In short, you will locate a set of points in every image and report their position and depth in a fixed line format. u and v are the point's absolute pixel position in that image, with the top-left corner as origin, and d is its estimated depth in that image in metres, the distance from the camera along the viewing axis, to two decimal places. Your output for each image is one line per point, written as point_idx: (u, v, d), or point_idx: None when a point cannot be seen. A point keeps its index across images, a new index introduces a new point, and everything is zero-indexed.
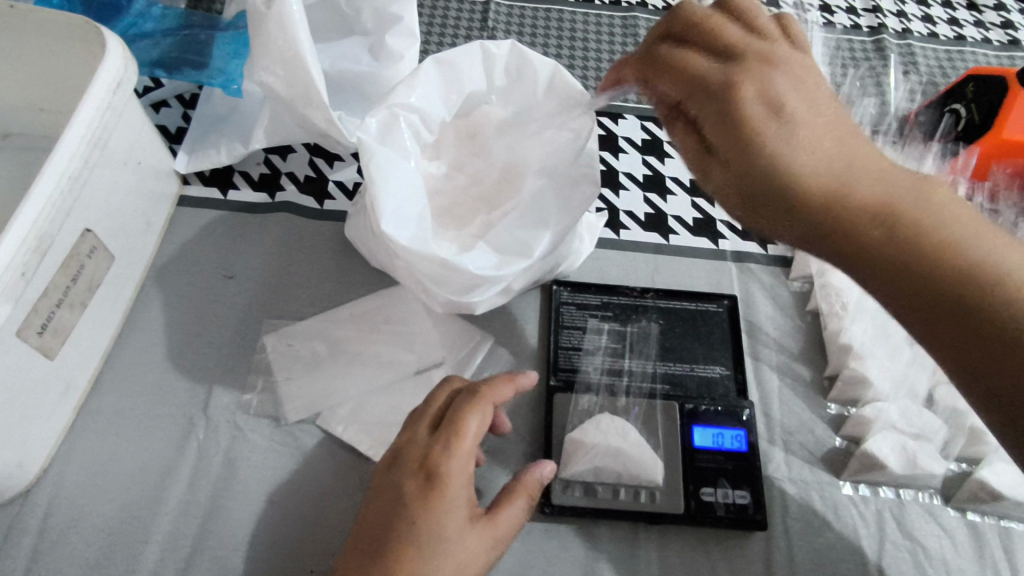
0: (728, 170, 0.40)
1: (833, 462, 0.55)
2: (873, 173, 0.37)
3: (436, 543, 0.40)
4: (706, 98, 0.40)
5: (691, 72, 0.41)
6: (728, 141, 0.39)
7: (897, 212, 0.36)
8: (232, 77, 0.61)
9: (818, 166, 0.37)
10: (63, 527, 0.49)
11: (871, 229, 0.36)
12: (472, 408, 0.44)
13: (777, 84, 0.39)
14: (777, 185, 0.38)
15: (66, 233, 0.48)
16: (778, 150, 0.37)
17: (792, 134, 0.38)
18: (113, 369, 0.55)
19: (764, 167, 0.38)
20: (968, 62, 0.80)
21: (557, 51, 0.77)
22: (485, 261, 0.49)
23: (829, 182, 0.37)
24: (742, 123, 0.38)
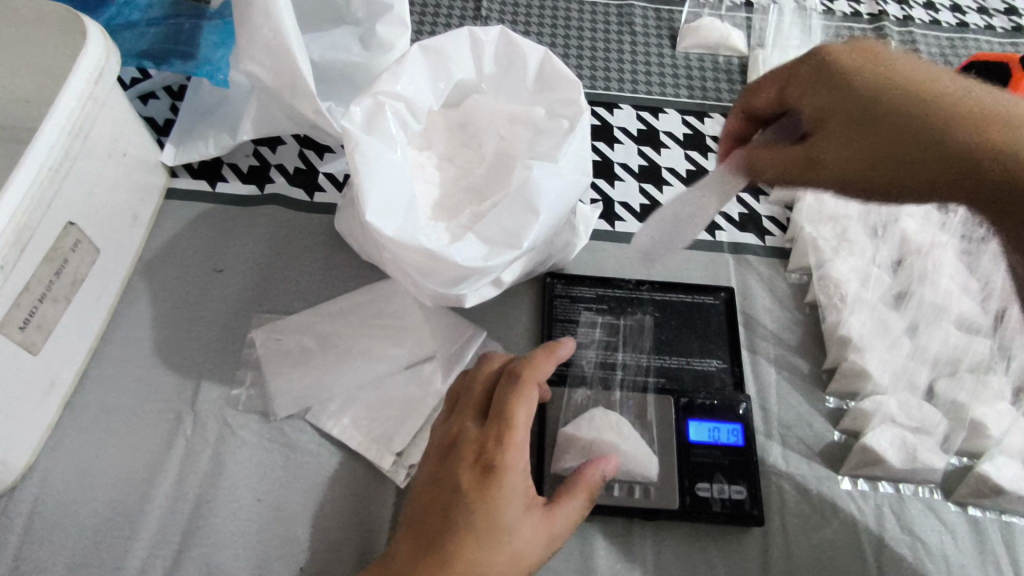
0: (839, 141, 0.41)
1: (831, 456, 0.54)
2: (987, 109, 0.39)
3: (496, 534, 0.40)
4: (822, 92, 0.43)
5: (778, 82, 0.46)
6: (831, 104, 0.43)
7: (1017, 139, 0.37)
8: (219, 66, 0.60)
9: (922, 111, 0.40)
10: (49, 524, 0.48)
11: (997, 161, 0.37)
12: (528, 396, 0.43)
13: (900, 72, 0.42)
14: (897, 135, 0.40)
15: (48, 226, 0.47)
16: (883, 97, 0.41)
17: (899, 96, 0.41)
18: (100, 364, 0.55)
19: (875, 111, 0.41)
20: (971, 49, 0.78)
21: (552, 39, 0.76)
22: (474, 250, 0.47)
23: (960, 128, 0.38)
24: (867, 100, 0.41)
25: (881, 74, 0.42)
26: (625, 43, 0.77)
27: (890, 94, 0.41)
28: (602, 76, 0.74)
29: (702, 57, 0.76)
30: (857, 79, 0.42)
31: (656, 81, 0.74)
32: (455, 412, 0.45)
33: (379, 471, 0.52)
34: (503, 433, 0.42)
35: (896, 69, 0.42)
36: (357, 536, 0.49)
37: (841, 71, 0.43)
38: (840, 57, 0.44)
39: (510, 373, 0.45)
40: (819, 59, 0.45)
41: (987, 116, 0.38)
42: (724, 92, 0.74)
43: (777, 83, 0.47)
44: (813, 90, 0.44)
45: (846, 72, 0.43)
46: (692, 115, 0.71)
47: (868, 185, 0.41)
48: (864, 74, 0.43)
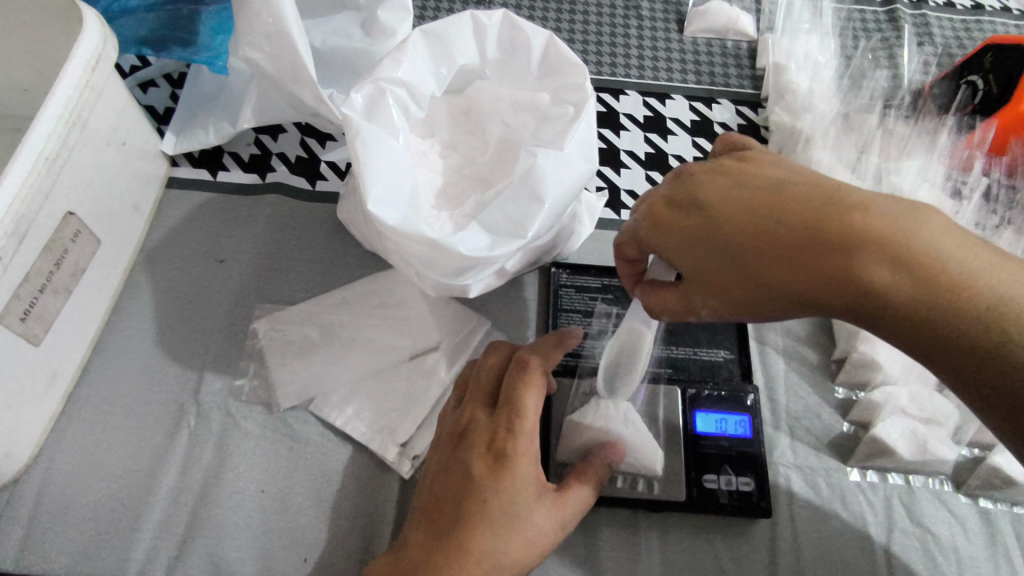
0: (702, 294, 0.40)
1: (840, 447, 0.54)
2: (824, 223, 0.35)
3: (510, 521, 0.39)
4: (669, 248, 0.41)
5: (644, 216, 0.42)
6: (689, 260, 0.40)
7: (858, 261, 0.34)
8: (218, 53, 0.59)
9: (755, 258, 0.37)
10: (53, 515, 0.48)
11: (843, 290, 0.35)
12: (538, 383, 0.43)
13: (716, 211, 0.39)
14: (744, 282, 0.38)
15: (47, 216, 0.46)
16: (735, 249, 0.38)
17: (728, 241, 0.38)
18: (103, 355, 0.54)
19: (731, 268, 0.38)
20: (986, 31, 0.76)
21: (557, 24, 0.75)
22: (478, 240, 0.46)
23: (795, 271, 0.36)
24: (706, 258, 0.39)
25: (705, 220, 0.39)
26: (631, 27, 0.75)
27: (721, 244, 0.38)
28: (608, 61, 0.72)
29: (710, 42, 0.75)
30: (688, 236, 0.40)
31: (663, 67, 0.72)
32: (465, 402, 0.45)
33: (383, 462, 0.52)
34: (514, 421, 0.41)
35: (721, 202, 0.39)
36: (360, 528, 0.49)
37: (672, 224, 0.40)
38: (670, 205, 0.41)
39: (520, 361, 0.44)
40: (651, 212, 0.42)
41: (826, 235, 0.35)
42: (732, 78, 0.72)
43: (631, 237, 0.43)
44: (661, 243, 0.41)
45: (676, 228, 0.40)
46: (700, 101, 0.70)
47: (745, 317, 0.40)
48: (714, 213, 0.39)
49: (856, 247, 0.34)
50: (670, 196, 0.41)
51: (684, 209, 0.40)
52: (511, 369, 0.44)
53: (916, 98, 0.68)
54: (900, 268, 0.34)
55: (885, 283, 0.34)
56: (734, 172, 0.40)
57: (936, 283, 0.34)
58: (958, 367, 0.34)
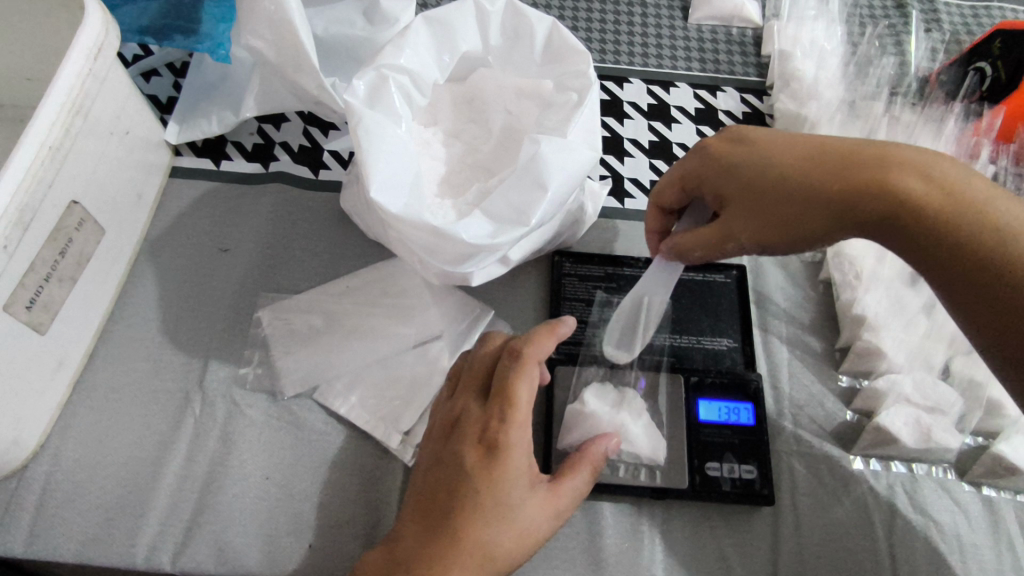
0: (743, 217, 0.44)
1: (843, 436, 0.54)
2: (864, 150, 0.42)
3: (502, 512, 0.40)
4: (716, 175, 0.46)
5: (691, 156, 0.48)
6: (734, 185, 0.45)
7: (893, 175, 0.40)
8: (220, 42, 0.59)
9: (802, 176, 0.42)
10: (61, 502, 0.48)
11: (880, 198, 0.40)
12: (531, 374, 0.42)
13: (761, 144, 0.45)
14: (787, 200, 0.43)
15: (52, 205, 0.47)
16: (780, 170, 0.43)
17: (773, 166, 0.43)
18: (108, 344, 0.54)
19: (775, 187, 0.43)
20: (995, 18, 0.75)
21: (560, 11, 0.74)
22: (481, 228, 0.46)
23: (841, 180, 0.41)
24: (753, 177, 0.44)
25: (752, 149, 0.45)
26: (635, 14, 0.75)
27: (768, 164, 0.44)
28: (611, 49, 0.72)
29: (714, 29, 0.74)
30: (737, 161, 0.45)
31: (667, 55, 0.72)
32: (457, 392, 0.45)
33: (386, 449, 0.52)
34: (507, 412, 0.41)
35: (763, 141, 0.45)
36: (364, 514, 0.49)
37: (721, 154, 0.46)
38: (717, 144, 0.47)
39: (512, 351, 0.44)
40: (701, 151, 0.47)
41: (864, 156, 0.42)
42: (737, 65, 0.72)
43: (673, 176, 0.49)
44: (708, 171, 0.46)
45: (724, 157, 0.46)
46: (704, 89, 0.70)
47: (780, 244, 0.44)
48: (759, 145, 0.45)
49: (891, 164, 0.41)
50: (714, 140, 0.48)
51: (730, 146, 0.46)
52: (503, 359, 0.43)
53: (923, 85, 0.67)
54: (930, 184, 0.40)
55: (919, 194, 0.40)
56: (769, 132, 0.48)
57: (960, 201, 0.39)
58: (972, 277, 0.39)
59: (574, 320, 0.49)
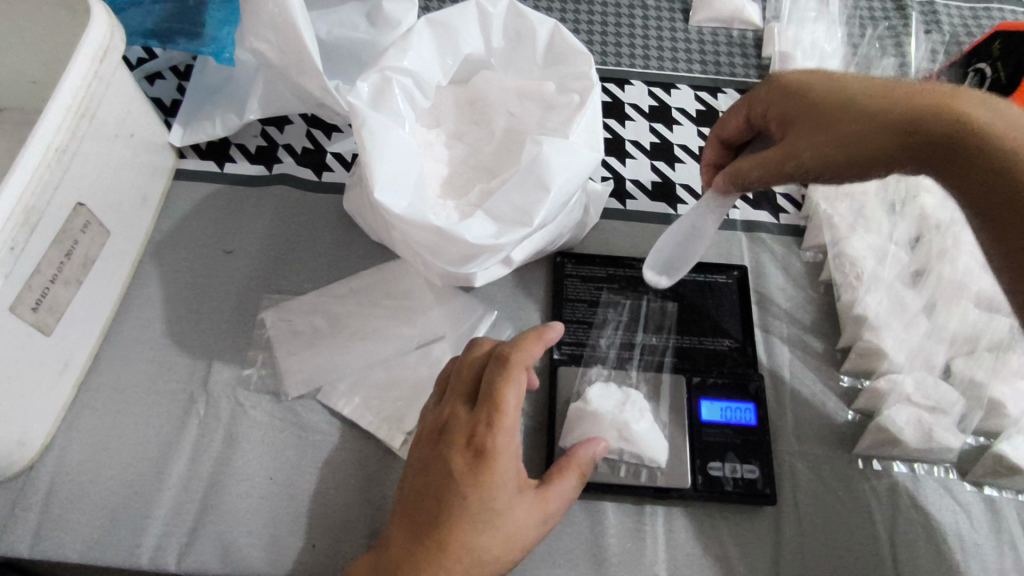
0: (801, 136, 0.42)
1: (846, 435, 0.54)
2: (936, 87, 0.40)
3: (489, 517, 0.40)
4: (782, 97, 0.45)
5: (760, 86, 0.48)
6: (796, 106, 0.44)
7: (964, 104, 0.37)
8: (224, 47, 0.60)
9: (866, 100, 0.40)
10: (66, 502, 0.49)
11: (949, 123, 0.37)
12: (519, 379, 0.42)
13: (829, 75, 0.45)
14: (846, 120, 0.41)
15: (57, 208, 0.47)
16: (844, 92, 0.42)
17: (841, 90, 0.42)
18: (113, 345, 0.55)
19: (835, 105, 0.42)
20: (995, 19, 0.75)
21: (562, 14, 0.74)
22: (485, 229, 0.47)
23: (902, 99, 0.39)
24: (814, 97, 0.43)
25: (823, 76, 0.44)
26: (637, 17, 0.75)
27: (829, 89, 0.43)
28: (613, 51, 0.72)
29: (715, 31, 0.74)
30: (802, 82, 0.44)
31: (668, 57, 0.72)
32: (446, 397, 0.45)
33: (389, 450, 0.52)
34: (494, 417, 0.41)
35: (835, 73, 0.44)
36: (368, 513, 0.50)
37: (791, 80, 0.45)
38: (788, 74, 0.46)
39: (500, 355, 0.43)
40: (772, 80, 0.47)
41: (936, 91, 0.39)
42: (738, 67, 0.72)
43: (745, 104, 0.49)
44: (774, 96, 0.46)
45: (793, 82, 0.45)
46: (705, 90, 0.70)
47: (832, 174, 0.41)
48: (831, 74, 0.44)
49: (966, 98, 0.38)
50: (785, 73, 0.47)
51: (800, 73, 0.45)
52: (490, 365, 0.43)
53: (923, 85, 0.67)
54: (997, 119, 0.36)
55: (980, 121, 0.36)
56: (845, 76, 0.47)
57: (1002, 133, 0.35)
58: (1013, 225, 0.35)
59: (563, 325, 0.49)
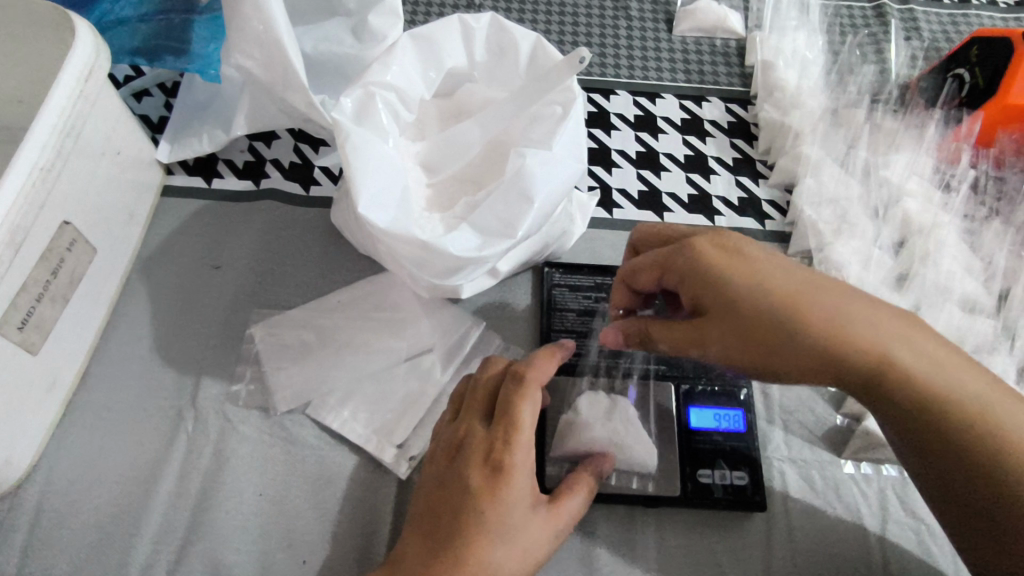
0: (727, 337, 0.42)
1: (834, 440, 0.54)
2: (820, 306, 0.41)
3: (506, 534, 0.40)
4: (700, 283, 0.42)
5: (694, 255, 0.43)
6: (718, 306, 0.42)
7: (864, 347, 0.40)
8: (211, 62, 0.60)
9: (788, 316, 0.40)
10: (54, 522, 0.48)
11: (850, 359, 0.40)
12: (534, 397, 0.43)
13: (753, 256, 0.43)
14: (772, 348, 0.41)
15: (43, 226, 0.47)
16: (769, 287, 0.41)
17: (766, 295, 0.41)
18: (100, 363, 0.55)
19: (763, 306, 0.41)
20: (973, 25, 0.76)
21: (546, 26, 0.75)
22: (469, 241, 0.47)
23: (873, 337, 0.40)
24: (729, 281, 0.42)
25: (752, 264, 0.42)
26: (621, 28, 0.76)
27: (786, 286, 0.41)
28: (599, 62, 0.73)
29: (698, 41, 0.75)
30: (720, 266, 0.42)
31: (652, 67, 0.73)
32: (461, 413, 0.45)
33: (379, 463, 0.52)
34: (510, 433, 0.41)
35: (750, 273, 0.42)
36: (358, 528, 0.49)
37: (708, 258, 0.43)
38: (714, 253, 0.43)
39: (515, 373, 0.44)
40: (691, 260, 0.43)
41: (828, 325, 0.40)
42: (721, 75, 0.73)
43: (656, 267, 0.46)
44: (686, 275, 0.43)
45: (713, 263, 0.42)
46: (690, 99, 0.71)
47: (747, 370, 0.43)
48: (753, 270, 0.42)
49: (848, 323, 0.40)
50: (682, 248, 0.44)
51: (703, 243, 0.43)
52: (507, 381, 0.44)
53: (903, 92, 0.68)
54: (923, 358, 0.40)
55: (913, 370, 0.40)
56: (752, 250, 0.43)
57: (983, 411, 0.39)
58: (964, 463, 0.39)
59: (571, 342, 0.51)
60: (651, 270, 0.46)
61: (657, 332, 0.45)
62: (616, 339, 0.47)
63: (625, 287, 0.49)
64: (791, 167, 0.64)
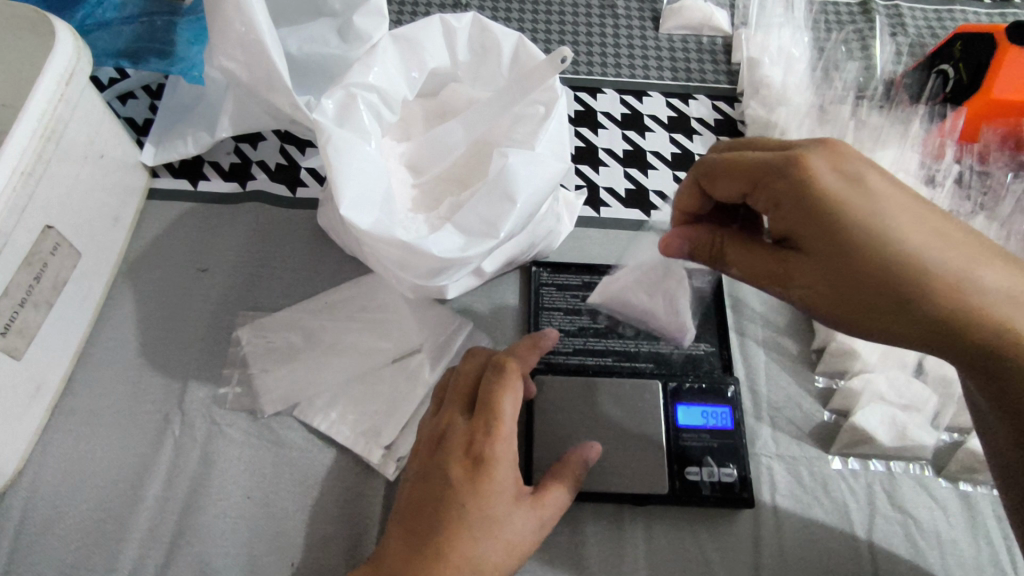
0: (813, 271, 0.41)
1: (822, 436, 0.54)
2: (940, 263, 0.38)
3: (488, 527, 0.40)
4: (800, 208, 0.40)
5: (800, 179, 0.40)
6: (818, 238, 0.40)
7: (977, 313, 0.37)
8: (193, 64, 0.59)
9: (896, 264, 0.38)
10: (40, 528, 0.48)
11: (957, 320, 0.38)
12: (516, 387, 0.43)
13: (873, 189, 0.39)
14: (868, 291, 0.39)
15: (25, 231, 0.47)
16: (882, 230, 0.38)
17: (875, 237, 0.38)
18: (87, 368, 0.54)
19: (871, 246, 0.38)
20: (958, 21, 0.77)
21: (532, 26, 0.75)
22: (451, 242, 0.47)
23: (989, 300, 0.37)
24: (841, 214, 0.39)
25: (872, 200, 0.39)
26: (608, 26, 0.76)
27: (902, 230, 0.38)
28: (585, 60, 0.73)
29: (685, 39, 0.75)
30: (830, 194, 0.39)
31: (639, 65, 0.73)
32: (443, 406, 0.45)
33: (367, 464, 0.52)
34: (492, 425, 0.41)
35: (864, 210, 0.39)
36: (347, 529, 0.49)
37: (821, 187, 0.39)
38: (831, 179, 0.39)
39: (497, 363, 0.44)
40: (793, 183, 0.40)
41: (942, 282, 0.38)
42: (708, 73, 0.73)
43: (749, 181, 0.42)
44: (785, 200, 0.40)
45: (825, 191, 0.39)
46: (677, 97, 0.71)
47: (825, 312, 0.42)
48: (869, 209, 0.39)
49: (967, 288, 0.38)
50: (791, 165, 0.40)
51: (820, 165, 0.40)
52: (488, 372, 0.44)
53: (889, 87, 0.69)
54: None
55: None
56: (878, 183, 0.39)
57: None
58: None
59: (554, 329, 0.50)
60: (741, 184, 0.43)
61: (732, 254, 0.45)
62: (679, 248, 0.48)
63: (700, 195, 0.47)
64: None
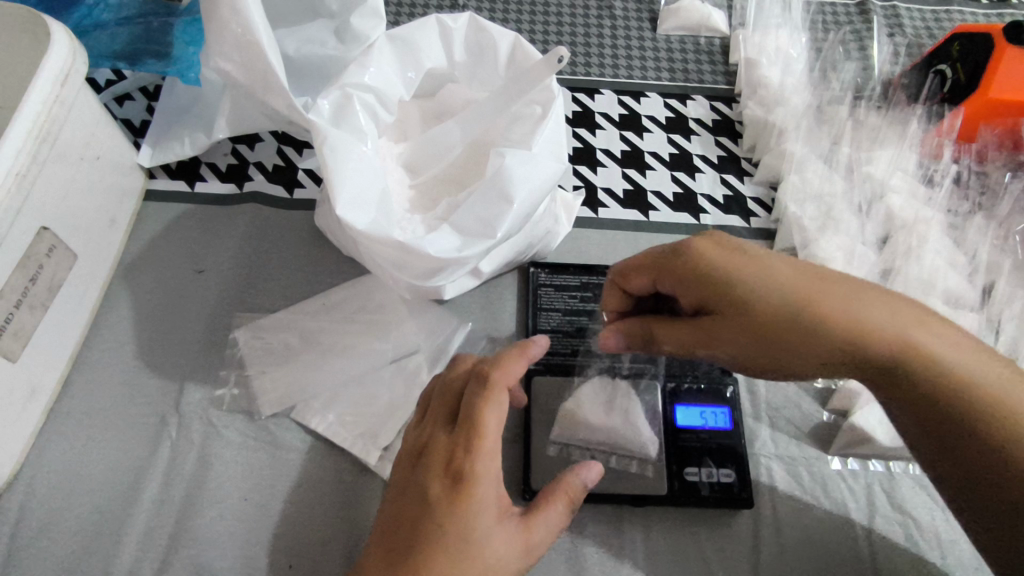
0: (731, 339, 0.43)
1: (821, 436, 0.54)
2: (838, 310, 0.40)
3: (467, 546, 0.39)
4: (702, 285, 0.43)
5: (690, 260, 0.43)
6: (725, 309, 0.42)
7: (885, 347, 0.39)
8: (191, 65, 0.59)
9: (800, 317, 0.40)
10: (36, 531, 0.48)
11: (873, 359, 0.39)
12: (499, 400, 0.42)
13: (753, 258, 0.43)
14: (783, 348, 0.41)
15: (20, 233, 0.47)
16: (774, 291, 0.41)
17: (771, 298, 0.41)
18: (82, 371, 0.54)
19: (770, 307, 0.41)
20: (955, 21, 0.77)
21: (530, 27, 0.75)
22: (449, 241, 0.47)
23: (893, 332, 0.39)
24: (737, 281, 0.42)
25: (756, 268, 0.42)
26: (606, 27, 0.76)
27: (790, 287, 0.41)
28: (583, 61, 0.73)
29: (682, 39, 0.75)
30: (737, 275, 0.42)
31: (637, 66, 0.73)
32: (426, 419, 0.45)
33: (365, 465, 0.52)
34: (472, 441, 0.41)
35: (755, 276, 0.42)
36: (344, 531, 0.49)
37: (712, 262, 0.42)
38: (716, 254, 0.43)
39: (480, 376, 0.43)
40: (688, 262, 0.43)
41: (845, 326, 0.40)
42: (706, 74, 0.73)
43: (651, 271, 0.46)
44: (686, 280, 0.43)
45: (715, 265, 0.42)
46: (675, 98, 0.71)
47: (755, 372, 0.44)
48: (758, 274, 0.42)
49: (868, 327, 0.40)
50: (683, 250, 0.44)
51: (704, 246, 0.43)
52: (471, 385, 0.43)
53: (887, 87, 0.69)
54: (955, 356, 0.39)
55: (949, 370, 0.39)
56: (756, 252, 0.43)
57: None
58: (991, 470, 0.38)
59: (546, 339, 0.50)
60: (650, 271, 0.46)
61: (661, 331, 0.45)
62: (617, 341, 0.48)
63: (623, 290, 0.49)
64: (776, 163, 0.64)
